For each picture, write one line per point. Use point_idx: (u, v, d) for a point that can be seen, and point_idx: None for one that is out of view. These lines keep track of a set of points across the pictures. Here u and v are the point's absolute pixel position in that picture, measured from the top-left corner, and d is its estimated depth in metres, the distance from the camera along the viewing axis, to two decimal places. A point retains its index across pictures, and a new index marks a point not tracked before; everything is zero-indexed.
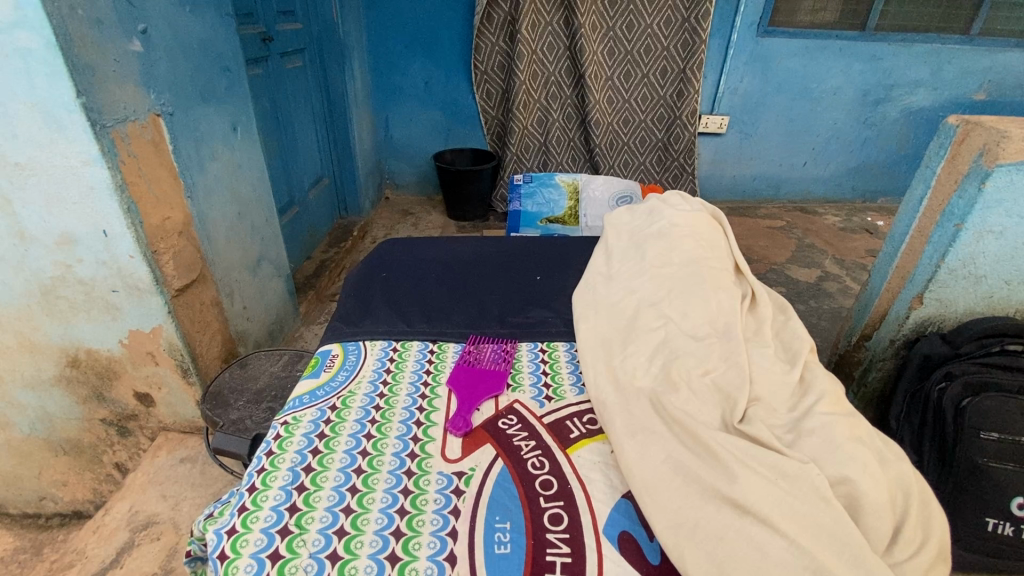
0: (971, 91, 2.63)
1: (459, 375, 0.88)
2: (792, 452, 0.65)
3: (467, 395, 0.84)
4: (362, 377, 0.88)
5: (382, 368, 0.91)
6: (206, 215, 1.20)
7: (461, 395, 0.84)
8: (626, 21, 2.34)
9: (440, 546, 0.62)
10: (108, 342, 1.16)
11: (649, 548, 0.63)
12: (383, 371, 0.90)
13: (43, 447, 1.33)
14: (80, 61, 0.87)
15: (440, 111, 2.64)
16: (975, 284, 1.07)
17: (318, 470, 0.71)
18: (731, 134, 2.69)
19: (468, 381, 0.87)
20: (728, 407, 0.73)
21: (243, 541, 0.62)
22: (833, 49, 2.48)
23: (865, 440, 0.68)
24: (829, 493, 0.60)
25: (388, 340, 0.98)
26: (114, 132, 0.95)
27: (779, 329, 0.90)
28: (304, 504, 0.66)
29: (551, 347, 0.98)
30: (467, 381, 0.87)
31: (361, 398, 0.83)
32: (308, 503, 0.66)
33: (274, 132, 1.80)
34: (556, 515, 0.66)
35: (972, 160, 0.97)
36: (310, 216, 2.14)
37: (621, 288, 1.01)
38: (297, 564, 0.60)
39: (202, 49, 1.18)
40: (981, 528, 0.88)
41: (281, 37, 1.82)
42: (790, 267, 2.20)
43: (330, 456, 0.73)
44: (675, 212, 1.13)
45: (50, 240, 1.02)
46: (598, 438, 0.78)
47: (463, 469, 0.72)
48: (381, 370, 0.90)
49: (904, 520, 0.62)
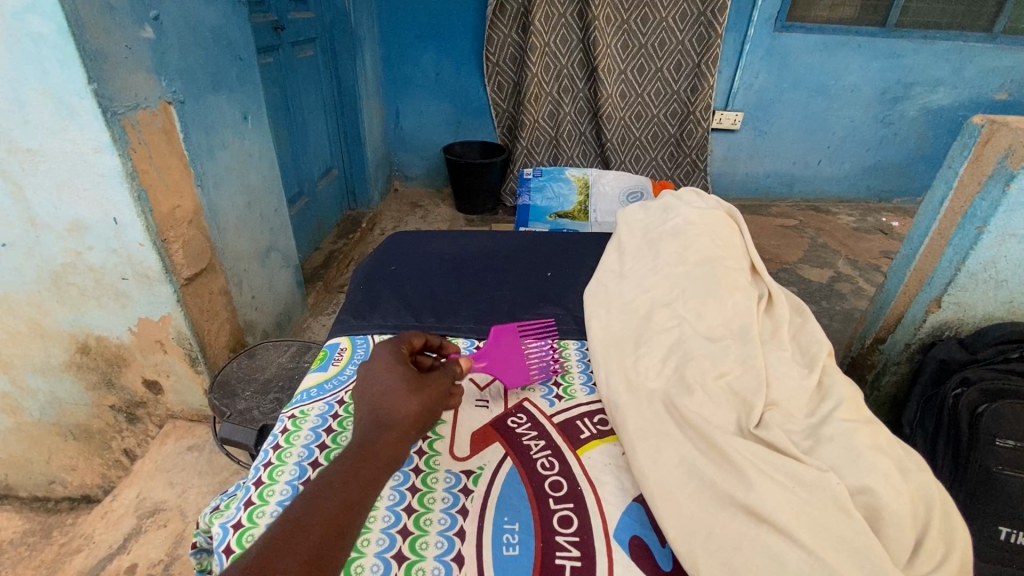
0: (993, 90, 2.58)
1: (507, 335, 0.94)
2: (811, 459, 0.64)
3: (504, 356, 0.90)
4: None
5: None
6: (215, 204, 1.19)
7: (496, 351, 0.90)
8: (641, 14, 2.30)
9: (447, 546, 0.62)
10: (118, 329, 1.16)
11: (661, 554, 0.62)
12: None
13: (53, 432, 1.34)
14: (92, 47, 0.86)
15: (451, 103, 2.62)
16: (996, 288, 1.05)
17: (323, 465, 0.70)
18: (746, 130, 2.64)
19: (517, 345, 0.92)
20: (745, 411, 0.71)
21: (249, 535, 0.61)
22: (851, 45, 2.44)
23: (884, 449, 0.67)
24: (848, 503, 0.59)
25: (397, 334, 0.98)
26: (124, 119, 0.94)
27: (795, 332, 0.89)
28: None
29: (562, 344, 0.97)
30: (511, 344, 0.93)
31: None
32: None
33: (284, 120, 1.79)
34: (566, 518, 0.65)
35: (997, 161, 0.94)
36: (319, 207, 2.13)
37: (634, 287, 1.00)
38: (362, 564, 0.60)
39: (214, 37, 1.17)
40: (994, 536, 0.85)
41: (292, 26, 1.81)
42: (803, 267, 2.17)
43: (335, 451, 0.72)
44: (689, 209, 1.12)
45: (60, 225, 1.02)
46: (608, 439, 0.77)
47: (472, 468, 0.72)
48: None
49: (925, 533, 0.60)
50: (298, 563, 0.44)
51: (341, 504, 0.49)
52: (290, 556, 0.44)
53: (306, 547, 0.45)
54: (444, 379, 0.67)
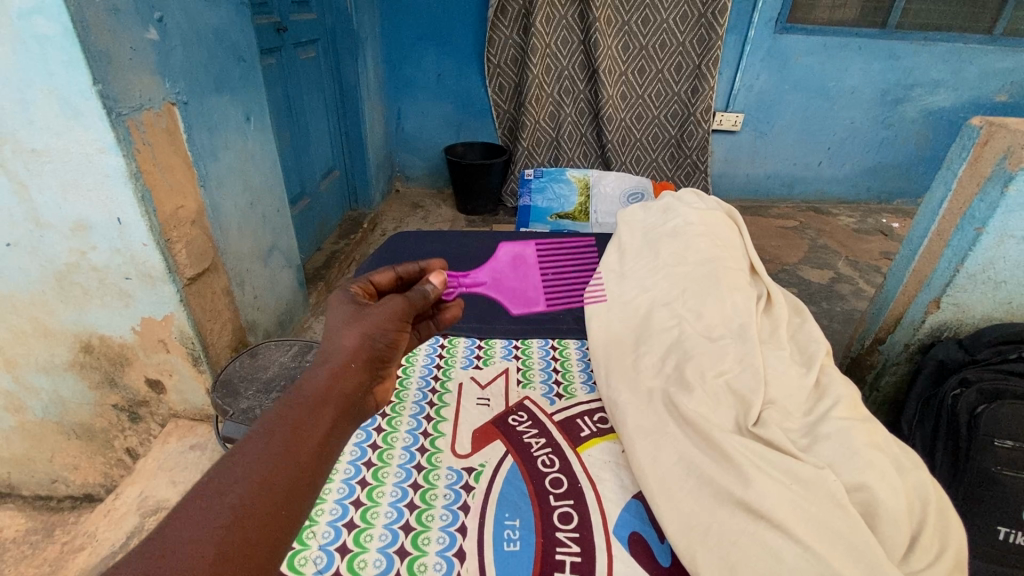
0: (993, 92, 2.58)
1: (528, 250, 0.99)
2: (806, 456, 0.71)
3: (511, 272, 0.96)
4: None
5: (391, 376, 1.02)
6: (218, 204, 1.20)
7: (507, 265, 0.96)
8: (642, 16, 2.31)
9: (449, 541, 0.72)
10: (120, 328, 1.17)
11: (661, 550, 0.70)
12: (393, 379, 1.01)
13: (56, 430, 1.34)
14: (97, 47, 0.87)
15: (452, 104, 2.63)
16: (994, 290, 1.05)
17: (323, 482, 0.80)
18: (747, 131, 2.65)
19: (533, 266, 0.99)
20: (743, 409, 0.78)
21: (301, 559, 0.70)
22: (851, 46, 2.44)
23: (881, 447, 0.74)
24: (843, 499, 0.65)
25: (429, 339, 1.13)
26: (129, 120, 0.95)
27: (794, 331, 0.95)
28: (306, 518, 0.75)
29: (561, 345, 1.11)
30: (526, 264, 0.98)
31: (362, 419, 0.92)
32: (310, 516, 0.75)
33: (286, 121, 1.80)
34: (567, 514, 0.74)
35: (995, 164, 0.95)
36: (321, 207, 2.14)
37: (635, 286, 1.06)
38: (365, 559, 0.70)
39: (217, 38, 1.18)
40: (989, 535, 0.86)
41: (294, 27, 1.82)
42: (803, 268, 2.18)
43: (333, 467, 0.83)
44: (688, 210, 1.15)
45: (64, 225, 1.03)
46: (606, 437, 0.88)
47: (474, 465, 0.83)
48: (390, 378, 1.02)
49: (920, 529, 0.66)
50: (216, 526, 0.43)
51: (263, 458, 0.48)
52: (205, 519, 0.43)
53: (225, 508, 0.44)
54: (391, 305, 0.66)
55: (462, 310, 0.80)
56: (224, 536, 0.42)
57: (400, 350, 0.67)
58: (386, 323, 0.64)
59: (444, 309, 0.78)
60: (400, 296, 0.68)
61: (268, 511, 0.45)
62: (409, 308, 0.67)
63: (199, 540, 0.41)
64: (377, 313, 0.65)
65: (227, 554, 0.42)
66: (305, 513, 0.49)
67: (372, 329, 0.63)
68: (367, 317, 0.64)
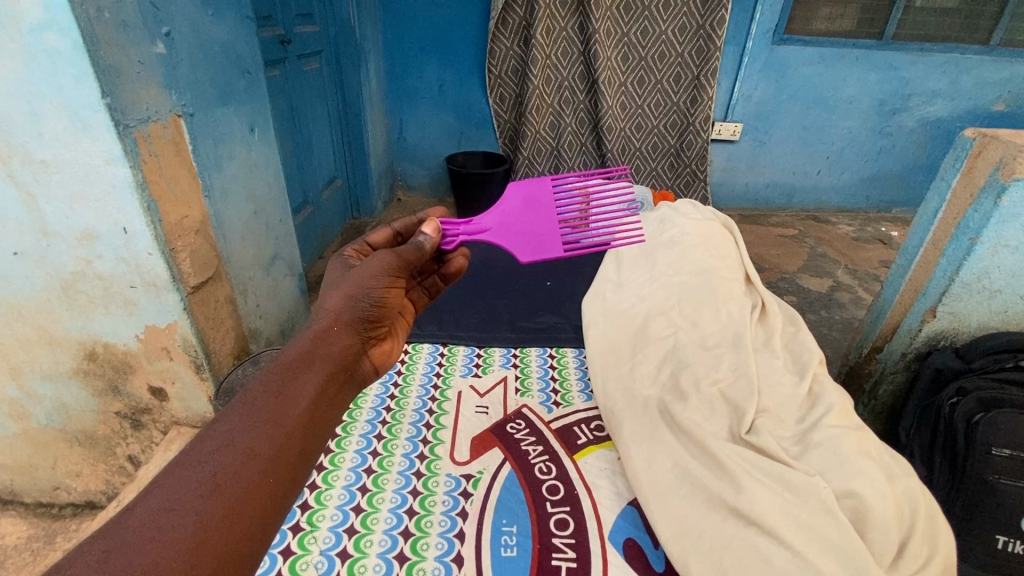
0: (990, 102, 2.61)
1: (542, 189, 0.88)
2: (799, 464, 0.73)
3: (522, 216, 0.86)
4: (367, 399, 0.99)
5: (389, 384, 1.04)
6: (222, 214, 1.22)
7: (517, 209, 0.87)
8: (640, 27, 2.34)
9: (447, 548, 0.73)
10: (125, 336, 1.18)
11: (655, 557, 0.72)
12: (391, 386, 1.03)
13: (59, 438, 1.35)
14: (106, 62, 0.89)
15: (453, 114, 2.66)
16: (989, 298, 1.06)
17: (322, 487, 0.82)
18: (745, 141, 2.67)
19: (546, 204, 0.88)
20: (738, 418, 0.80)
21: (303, 564, 0.71)
22: (849, 57, 2.47)
23: (872, 454, 0.75)
24: (834, 506, 0.67)
25: (434, 346, 1.16)
26: (136, 132, 0.97)
27: (788, 340, 0.97)
28: (308, 524, 0.76)
29: (561, 353, 1.13)
30: (539, 206, 0.88)
31: (361, 426, 0.94)
32: (311, 521, 0.76)
33: (289, 131, 1.83)
34: (563, 521, 0.76)
35: (988, 174, 0.96)
36: (323, 216, 2.16)
37: (632, 295, 1.10)
38: (365, 564, 0.71)
39: (223, 51, 1.20)
40: (988, 544, 0.86)
41: (298, 39, 1.85)
42: (802, 276, 2.19)
43: (334, 473, 0.84)
44: (686, 221, 1.22)
45: (71, 235, 1.04)
46: (603, 444, 0.89)
47: (472, 472, 0.84)
48: (388, 385, 1.03)
49: (910, 536, 0.67)
50: (196, 493, 0.47)
51: (240, 430, 0.53)
52: (185, 488, 0.48)
53: (204, 476, 0.49)
54: (378, 262, 0.72)
55: (466, 259, 0.85)
56: (204, 502, 0.47)
57: (391, 306, 0.72)
58: (370, 282, 0.69)
59: (450, 261, 0.83)
60: (390, 252, 0.73)
61: (245, 475, 0.50)
62: (400, 262, 0.72)
63: (179, 507, 0.46)
64: (362, 273, 0.71)
65: (207, 516, 0.46)
66: (289, 476, 0.53)
67: (355, 290, 0.69)
68: (349, 282, 0.70)
